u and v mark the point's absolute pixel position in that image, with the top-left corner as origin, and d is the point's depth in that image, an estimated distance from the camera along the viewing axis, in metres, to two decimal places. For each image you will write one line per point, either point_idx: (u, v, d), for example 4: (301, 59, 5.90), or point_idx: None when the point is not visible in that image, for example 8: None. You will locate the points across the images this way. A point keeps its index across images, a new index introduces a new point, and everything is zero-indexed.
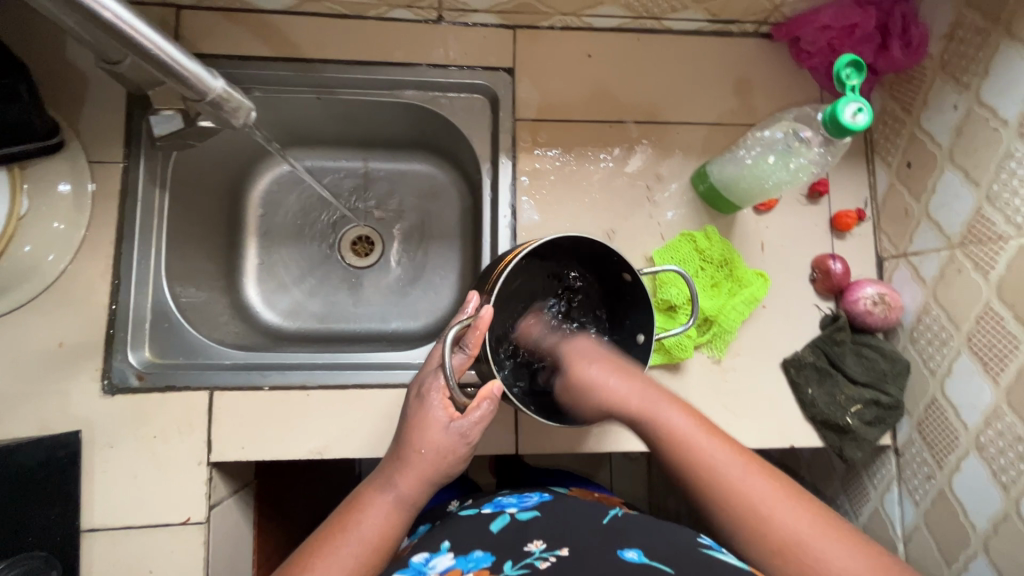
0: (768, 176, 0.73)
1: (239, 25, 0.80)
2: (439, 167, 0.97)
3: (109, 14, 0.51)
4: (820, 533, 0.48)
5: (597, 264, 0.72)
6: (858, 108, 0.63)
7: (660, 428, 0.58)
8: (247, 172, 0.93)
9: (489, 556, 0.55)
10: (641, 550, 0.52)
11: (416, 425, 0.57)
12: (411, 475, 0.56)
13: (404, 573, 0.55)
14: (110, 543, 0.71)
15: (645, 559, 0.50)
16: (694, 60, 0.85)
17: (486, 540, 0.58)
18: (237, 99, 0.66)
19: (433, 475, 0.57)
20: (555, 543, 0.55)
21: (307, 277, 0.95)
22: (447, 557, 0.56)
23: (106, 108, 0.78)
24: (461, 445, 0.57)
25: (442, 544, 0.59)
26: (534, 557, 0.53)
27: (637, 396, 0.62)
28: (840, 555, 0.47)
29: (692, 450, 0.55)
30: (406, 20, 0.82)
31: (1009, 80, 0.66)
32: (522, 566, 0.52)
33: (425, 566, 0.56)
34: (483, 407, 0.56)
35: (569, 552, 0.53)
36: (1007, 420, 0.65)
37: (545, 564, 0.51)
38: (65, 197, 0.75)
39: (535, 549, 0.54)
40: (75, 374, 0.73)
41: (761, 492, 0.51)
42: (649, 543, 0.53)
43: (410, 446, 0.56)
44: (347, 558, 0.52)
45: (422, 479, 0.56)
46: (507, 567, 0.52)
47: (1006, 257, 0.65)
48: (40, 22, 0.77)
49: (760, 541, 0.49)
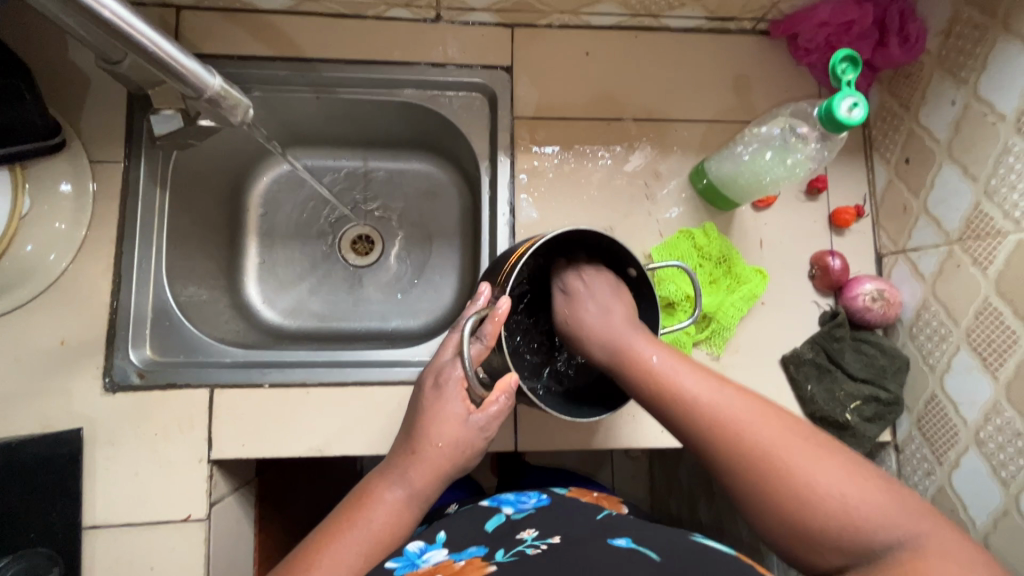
0: (765, 171, 0.73)
1: (239, 25, 0.81)
2: (438, 166, 0.98)
3: (107, 12, 0.51)
4: (799, 445, 0.48)
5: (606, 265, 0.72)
6: (854, 103, 0.63)
7: (640, 363, 0.59)
8: (247, 172, 0.94)
9: (483, 547, 0.55)
10: (631, 538, 0.53)
11: (434, 419, 0.57)
12: (424, 468, 0.56)
13: (397, 562, 0.54)
14: (111, 541, 0.71)
15: (634, 545, 0.51)
16: (692, 58, 0.85)
17: (481, 534, 0.59)
18: (235, 97, 0.65)
19: (446, 469, 0.57)
20: (548, 532, 0.56)
21: (307, 276, 0.95)
22: (441, 550, 0.56)
23: (106, 108, 0.78)
24: (478, 439, 0.58)
25: (438, 535, 0.60)
26: (525, 545, 0.54)
27: (621, 340, 0.62)
28: (819, 464, 0.47)
29: (672, 385, 0.55)
30: (405, 20, 0.83)
31: (1006, 76, 0.66)
32: (513, 553, 0.53)
33: (418, 558, 0.55)
34: (501, 401, 0.57)
35: (560, 540, 0.54)
36: (1006, 415, 0.65)
37: (536, 551, 0.52)
38: (66, 197, 0.75)
39: (527, 537, 0.56)
40: (77, 373, 0.73)
41: (738, 409, 0.52)
42: (639, 533, 0.54)
43: (425, 439, 0.57)
44: (357, 551, 0.53)
45: (434, 473, 0.57)
46: (498, 554, 0.53)
47: (1004, 252, 0.65)
48: (41, 23, 0.77)
49: (740, 459, 0.49)
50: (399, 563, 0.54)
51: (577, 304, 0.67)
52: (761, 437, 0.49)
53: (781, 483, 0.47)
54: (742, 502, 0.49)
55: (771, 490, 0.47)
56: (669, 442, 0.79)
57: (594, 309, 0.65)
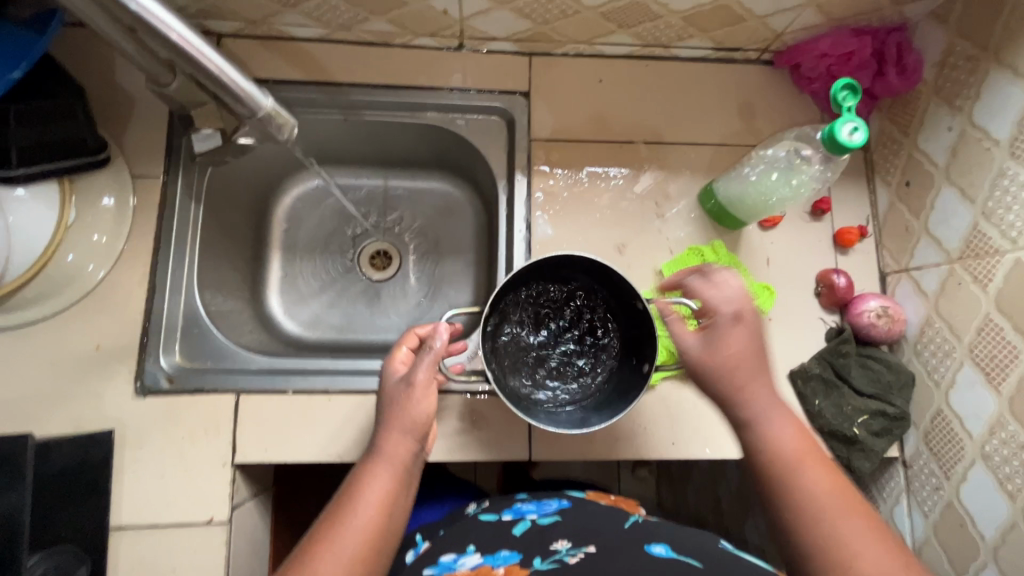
0: (772, 192, 0.77)
1: (275, 52, 0.86)
2: (456, 186, 1.02)
3: (175, 36, 0.55)
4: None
5: (604, 283, 0.74)
6: (854, 128, 0.66)
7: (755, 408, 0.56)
8: (275, 188, 0.99)
9: (517, 555, 0.60)
10: (668, 546, 0.58)
11: (386, 396, 0.63)
12: (394, 434, 0.60)
13: (434, 568, 0.61)
14: (135, 542, 0.73)
15: (673, 553, 0.56)
16: (699, 85, 0.90)
17: (511, 541, 0.64)
18: (282, 117, 0.69)
19: (414, 428, 0.60)
20: (581, 541, 0.60)
21: (326, 291, 0.99)
22: (475, 555, 0.62)
23: (149, 126, 0.83)
24: (427, 399, 0.61)
25: (468, 546, 0.64)
26: (563, 553, 0.58)
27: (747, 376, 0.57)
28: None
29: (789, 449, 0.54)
30: (429, 48, 0.88)
31: (999, 104, 0.69)
32: (552, 561, 0.57)
33: (454, 564, 0.61)
34: (424, 353, 0.63)
35: (596, 548, 0.58)
36: (1010, 429, 0.66)
37: (574, 558, 0.57)
38: (108, 211, 0.79)
39: (562, 547, 0.59)
40: (110, 377, 0.76)
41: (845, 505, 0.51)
42: (675, 540, 0.59)
43: (386, 414, 0.61)
44: (359, 518, 0.54)
45: (403, 433, 0.60)
46: (536, 562, 0.58)
47: (1003, 270, 0.68)
48: (93, 49, 0.83)
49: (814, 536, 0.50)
50: (436, 568, 0.61)
51: (737, 364, 0.58)
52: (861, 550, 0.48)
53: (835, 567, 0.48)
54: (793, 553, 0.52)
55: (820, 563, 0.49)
56: (679, 454, 0.80)
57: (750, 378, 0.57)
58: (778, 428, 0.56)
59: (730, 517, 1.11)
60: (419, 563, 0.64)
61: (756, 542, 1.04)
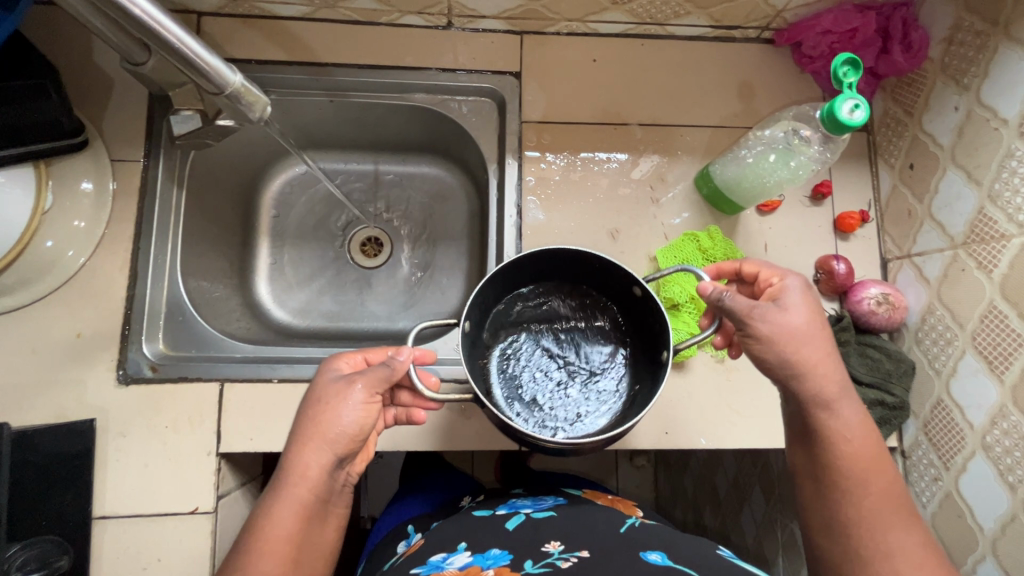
0: (769, 174, 0.74)
1: (257, 31, 0.83)
2: (448, 170, 1.00)
3: (138, 11, 0.53)
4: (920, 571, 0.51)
5: (573, 276, 0.69)
6: (855, 105, 0.63)
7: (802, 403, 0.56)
8: (262, 172, 0.96)
9: (508, 554, 0.58)
10: (665, 554, 0.56)
11: (310, 406, 0.54)
12: (309, 458, 0.52)
13: (422, 568, 0.59)
14: (118, 531, 0.72)
15: (669, 561, 0.54)
16: (697, 65, 0.87)
17: (506, 540, 0.62)
18: (253, 95, 0.67)
19: (333, 453, 0.53)
20: (574, 546, 0.58)
21: (316, 277, 0.97)
22: (464, 555, 0.60)
23: (130, 109, 0.81)
24: (353, 423, 0.53)
25: (460, 544, 0.63)
26: (554, 557, 0.56)
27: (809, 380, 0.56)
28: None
29: (842, 446, 0.56)
30: (417, 26, 0.85)
31: (1010, 80, 0.66)
32: (543, 565, 0.55)
33: (443, 563, 0.59)
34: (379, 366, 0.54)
35: (590, 554, 0.56)
36: (1012, 419, 0.64)
37: (566, 563, 0.55)
38: (87, 195, 0.78)
39: (554, 550, 0.58)
40: (91, 364, 0.75)
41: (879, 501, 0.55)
42: (673, 549, 0.57)
43: (304, 426, 0.53)
44: (266, 549, 0.51)
45: (318, 456, 0.53)
46: (527, 565, 0.56)
47: (1008, 255, 0.66)
48: (71, 30, 0.81)
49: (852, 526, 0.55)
50: (425, 568, 0.58)
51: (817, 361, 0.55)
52: (894, 544, 0.53)
53: (866, 557, 0.53)
54: (825, 536, 0.57)
55: (852, 549, 0.54)
56: (672, 444, 0.78)
57: (830, 376, 0.55)
58: (834, 430, 0.56)
59: (727, 507, 1.10)
60: (403, 562, 0.62)
61: (751, 532, 1.02)
